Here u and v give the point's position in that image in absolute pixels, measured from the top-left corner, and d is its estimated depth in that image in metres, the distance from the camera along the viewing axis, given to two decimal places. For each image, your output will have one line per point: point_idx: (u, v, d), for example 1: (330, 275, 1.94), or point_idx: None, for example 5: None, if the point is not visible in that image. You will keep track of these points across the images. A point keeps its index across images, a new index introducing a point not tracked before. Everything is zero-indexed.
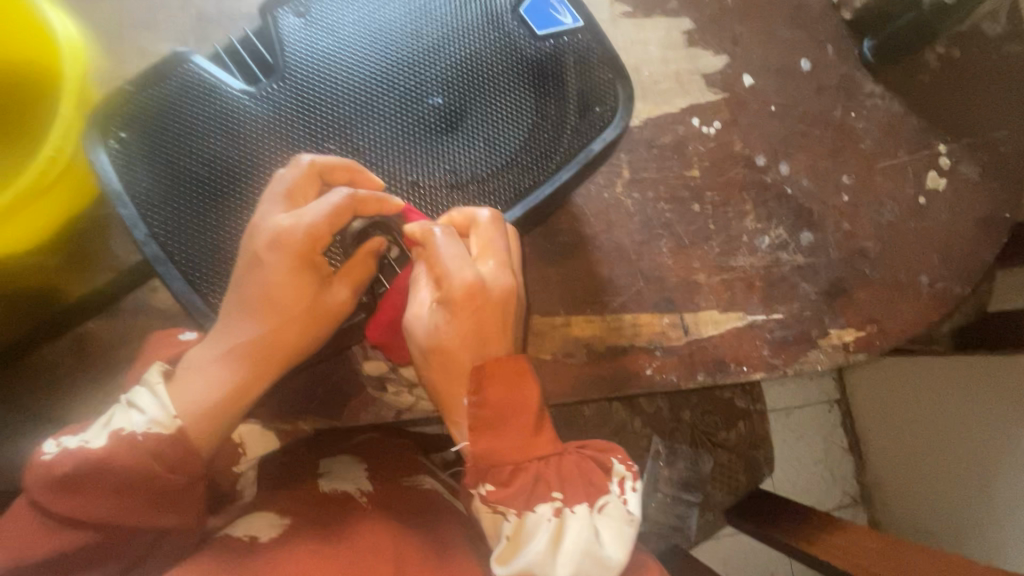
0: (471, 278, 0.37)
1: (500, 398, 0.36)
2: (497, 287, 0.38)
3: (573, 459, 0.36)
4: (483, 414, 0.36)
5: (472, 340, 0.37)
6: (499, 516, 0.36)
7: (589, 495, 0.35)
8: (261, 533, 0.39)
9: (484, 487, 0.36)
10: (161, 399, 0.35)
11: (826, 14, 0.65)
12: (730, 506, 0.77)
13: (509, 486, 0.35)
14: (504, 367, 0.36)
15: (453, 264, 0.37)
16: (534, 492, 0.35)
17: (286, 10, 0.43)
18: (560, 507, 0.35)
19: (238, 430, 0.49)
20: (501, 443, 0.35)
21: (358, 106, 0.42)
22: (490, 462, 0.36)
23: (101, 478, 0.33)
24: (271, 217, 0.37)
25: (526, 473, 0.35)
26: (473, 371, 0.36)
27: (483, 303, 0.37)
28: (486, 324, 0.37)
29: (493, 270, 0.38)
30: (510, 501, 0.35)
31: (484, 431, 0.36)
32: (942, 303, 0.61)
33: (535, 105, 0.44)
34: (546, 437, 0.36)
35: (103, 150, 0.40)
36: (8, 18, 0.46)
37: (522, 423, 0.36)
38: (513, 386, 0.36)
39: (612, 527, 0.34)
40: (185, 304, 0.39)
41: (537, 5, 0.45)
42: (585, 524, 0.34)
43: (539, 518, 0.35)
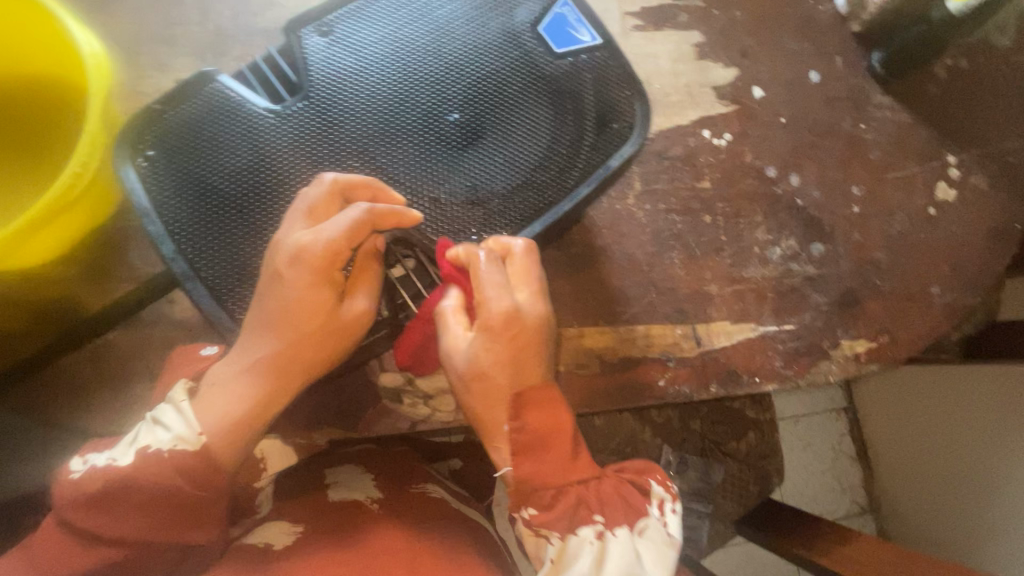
0: (508, 305, 0.38)
1: (538, 422, 0.38)
2: (532, 313, 0.39)
3: (612, 481, 0.39)
4: (523, 437, 0.39)
5: (511, 367, 0.38)
6: (541, 540, 0.38)
7: (629, 517, 0.37)
8: (276, 540, 0.40)
9: (526, 510, 0.38)
10: (186, 417, 0.36)
11: (834, 26, 0.66)
12: (740, 518, 0.77)
13: (552, 509, 0.38)
14: (540, 393, 0.39)
15: (492, 292, 0.38)
16: (577, 516, 0.37)
17: (310, 30, 0.44)
18: (602, 530, 0.36)
19: (260, 446, 0.48)
20: (544, 467, 0.38)
21: (381, 123, 0.43)
22: (532, 486, 0.38)
23: (131, 494, 0.34)
24: (293, 233, 0.37)
25: (568, 497, 0.38)
26: (514, 396, 0.38)
27: (521, 330, 0.38)
28: (524, 349, 0.39)
29: (528, 298, 0.40)
30: (553, 523, 0.37)
31: (524, 456, 0.38)
32: (954, 314, 0.61)
33: (553, 122, 0.44)
34: (584, 461, 0.39)
35: (131, 168, 0.41)
36: (33, 36, 0.47)
37: (560, 448, 0.39)
38: (548, 410, 0.39)
39: (653, 549, 0.36)
40: (211, 320, 0.40)
41: (555, 24, 0.46)
42: (628, 546, 0.36)
43: (582, 541, 0.36)
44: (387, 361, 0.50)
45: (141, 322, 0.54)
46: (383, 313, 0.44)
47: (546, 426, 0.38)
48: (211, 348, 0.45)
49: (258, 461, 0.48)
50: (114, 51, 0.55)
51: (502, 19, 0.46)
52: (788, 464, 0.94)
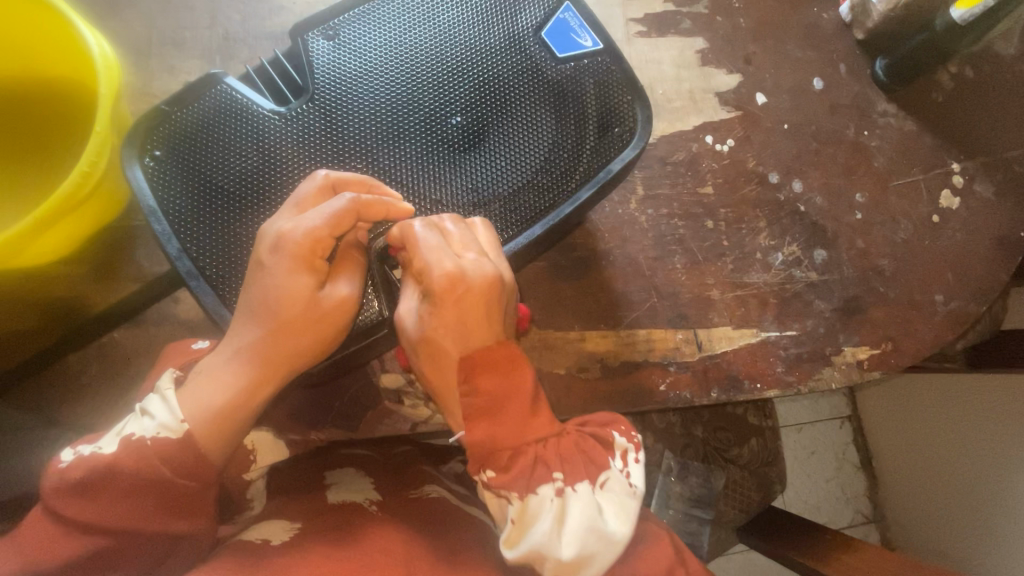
0: (450, 268, 0.37)
1: (492, 385, 0.36)
2: (478, 275, 0.38)
3: (574, 436, 0.38)
4: (478, 402, 0.36)
5: (456, 329, 0.37)
6: (503, 501, 0.37)
7: (590, 472, 0.36)
8: (274, 536, 0.39)
9: (485, 473, 0.37)
10: (171, 405, 0.36)
11: (838, 34, 0.66)
12: (742, 526, 0.77)
13: (509, 471, 0.36)
14: (494, 355, 0.37)
15: (432, 256, 0.38)
16: (535, 475, 0.36)
17: (316, 34, 0.45)
18: (561, 487, 0.35)
19: (250, 438, 0.50)
20: (499, 429, 0.36)
21: (383, 126, 0.43)
22: (487, 449, 0.36)
23: (115, 485, 0.34)
24: (275, 223, 0.38)
25: (526, 456, 0.36)
26: (460, 360, 0.37)
27: (466, 292, 0.37)
28: (472, 312, 0.37)
29: (475, 260, 0.38)
30: (511, 485, 0.36)
31: (481, 420, 0.36)
32: (958, 322, 0.60)
33: (555, 125, 0.45)
34: (544, 420, 0.37)
35: (137, 167, 0.41)
36: (45, 38, 0.48)
37: (519, 406, 0.37)
38: (502, 371, 0.37)
39: (614, 501, 0.36)
40: (215, 319, 0.40)
41: (557, 30, 0.47)
42: (588, 501, 0.35)
43: (542, 500, 0.35)
44: (389, 363, 0.52)
45: (147, 322, 0.55)
46: (385, 314, 0.42)
47: (501, 390, 0.36)
48: (202, 343, 0.45)
49: (248, 452, 0.49)
50: (124, 53, 0.56)
51: (505, 24, 0.46)
52: (791, 472, 0.94)
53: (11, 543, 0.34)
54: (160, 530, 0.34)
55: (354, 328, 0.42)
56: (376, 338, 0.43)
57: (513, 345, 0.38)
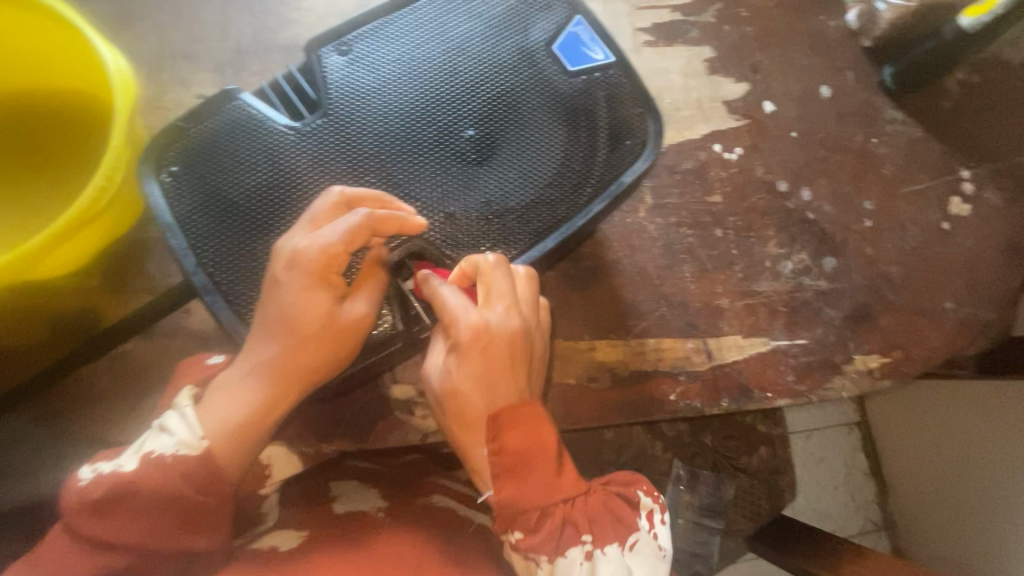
0: (476, 321, 0.39)
1: (519, 442, 0.36)
2: (503, 329, 0.39)
3: (600, 495, 0.37)
4: (504, 461, 0.36)
5: (482, 385, 0.38)
6: (531, 564, 0.36)
7: (619, 533, 0.35)
8: (281, 543, 0.40)
9: (513, 534, 0.36)
10: (189, 422, 0.36)
11: (845, 41, 0.66)
12: (751, 534, 0.76)
13: (538, 532, 0.35)
14: (520, 413, 0.37)
15: (459, 310, 0.39)
16: (564, 537, 0.35)
17: (330, 49, 0.45)
18: (590, 549, 0.35)
19: (265, 452, 0.48)
20: (526, 489, 0.36)
21: (396, 141, 0.44)
22: (515, 509, 0.36)
23: (136, 499, 0.34)
24: (290, 240, 0.38)
25: (553, 517, 0.36)
26: (486, 417, 0.37)
27: (490, 345, 0.38)
28: (496, 365, 0.38)
29: (501, 314, 0.39)
30: (540, 548, 0.35)
31: (508, 480, 0.36)
32: (969, 329, 0.60)
33: (566, 138, 0.45)
34: (570, 478, 0.37)
35: (154, 183, 0.41)
36: (62, 53, 0.49)
37: (545, 463, 0.36)
38: (528, 429, 0.37)
39: (645, 564, 0.35)
40: (229, 332, 0.41)
41: (568, 43, 0.47)
42: (618, 565, 0.34)
43: (571, 563, 0.34)
44: (400, 374, 0.52)
45: (160, 333, 0.55)
46: (397, 327, 0.43)
47: (526, 445, 0.36)
48: (218, 356, 0.45)
49: (263, 467, 0.48)
50: (138, 67, 0.57)
51: (516, 38, 0.47)
52: (800, 479, 0.93)
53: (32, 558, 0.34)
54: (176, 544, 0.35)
55: (368, 341, 0.43)
56: (388, 353, 0.44)
57: (538, 404, 0.38)
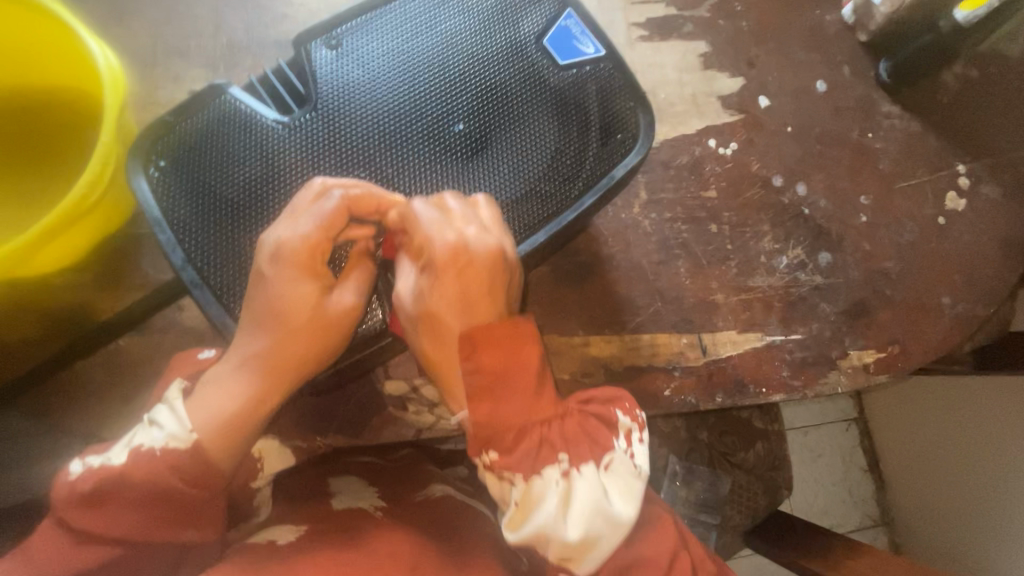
0: (452, 240, 0.38)
1: (495, 361, 0.36)
2: (481, 249, 0.38)
3: (577, 417, 0.37)
4: (481, 380, 0.36)
5: (458, 304, 0.37)
6: (506, 484, 0.36)
7: (594, 453, 0.36)
8: (279, 537, 0.40)
9: (488, 455, 0.36)
10: (179, 414, 0.36)
11: (841, 36, 0.66)
12: (749, 530, 0.77)
13: (514, 452, 0.36)
14: (497, 332, 0.36)
15: (434, 230, 0.38)
16: (540, 456, 0.36)
17: (319, 43, 0.45)
18: (567, 469, 0.35)
19: (256, 446, 0.48)
20: (502, 408, 0.36)
21: (386, 135, 0.43)
22: (491, 429, 0.36)
23: (126, 493, 0.34)
24: (273, 232, 0.38)
25: (531, 437, 0.36)
26: (462, 335, 0.36)
27: (467, 264, 0.38)
28: (473, 286, 0.37)
29: (479, 234, 0.38)
30: (516, 466, 0.35)
31: (484, 399, 0.36)
32: (966, 325, 0.60)
33: (557, 132, 0.45)
34: (549, 398, 0.37)
35: (142, 178, 0.41)
36: (52, 48, 0.48)
37: (522, 384, 0.36)
38: (505, 350, 0.36)
39: (620, 483, 0.35)
40: (219, 328, 0.40)
41: (560, 37, 0.47)
42: (593, 483, 0.35)
43: (546, 482, 0.35)
44: (392, 369, 0.52)
45: (153, 329, 0.55)
46: (387, 321, 0.42)
47: (504, 365, 0.36)
48: (209, 351, 0.45)
49: (255, 459, 0.48)
50: (129, 62, 0.57)
51: (507, 32, 0.46)
52: (797, 475, 0.93)
53: (23, 552, 0.34)
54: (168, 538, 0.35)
55: (358, 336, 0.42)
56: (379, 346, 0.43)
57: (517, 321, 0.37)
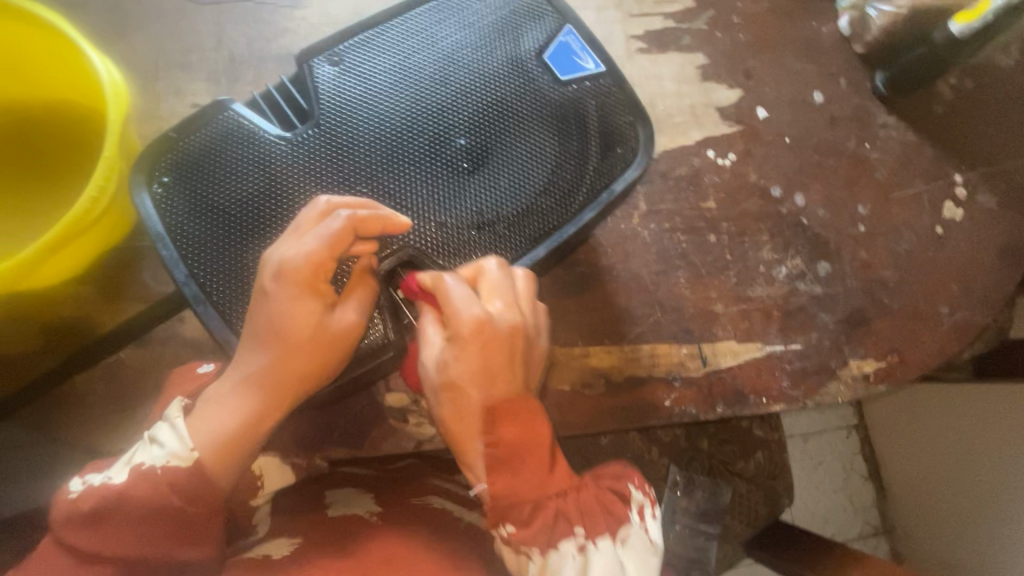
0: (478, 314, 0.38)
1: (513, 436, 0.37)
2: (505, 323, 0.38)
3: (593, 489, 0.38)
4: (500, 453, 0.37)
5: (481, 378, 0.37)
6: (522, 558, 0.37)
7: (610, 526, 0.37)
8: (273, 551, 0.40)
9: (505, 528, 0.37)
10: (179, 432, 0.36)
11: (837, 47, 0.66)
12: (750, 540, 0.77)
13: (530, 526, 0.36)
14: (515, 407, 0.38)
15: (462, 303, 0.38)
16: (556, 530, 0.36)
17: (321, 60, 0.45)
18: (583, 542, 0.36)
19: (257, 462, 0.49)
20: (519, 481, 0.37)
21: (387, 150, 0.44)
22: (508, 501, 0.37)
23: (126, 511, 0.34)
24: (277, 250, 0.38)
25: (546, 511, 0.36)
26: (485, 411, 0.37)
27: (491, 339, 0.37)
28: (496, 360, 0.37)
29: (503, 309, 0.38)
30: (532, 540, 0.36)
31: (502, 472, 0.37)
32: (964, 334, 0.60)
33: (557, 147, 0.45)
34: (562, 472, 0.38)
35: (146, 194, 0.42)
36: (55, 62, 0.49)
37: (539, 462, 0.37)
38: (525, 425, 0.38)
39: (635, 558, 0.36)
40: (221, 343, 0.41)
41: (559, 53, 0.47)
42: (610, 558, 0.35)
43: (563, 556, 0.35)
44: (393, 382, 0.52)
45: (154, 341, 0.55)
46: (389, 336, 0.43)
47: (522, 441, 0.37)
48: (209, 366, 0.45)
49: (255, 477, 0.48)
50: (132, 76, 0.57)
51: (507, 48, 0.47)
52: (798, 483, 0.93)
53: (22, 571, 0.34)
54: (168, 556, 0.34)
55: (359, 350, 0.43)
56: (383, 360, 0.43)
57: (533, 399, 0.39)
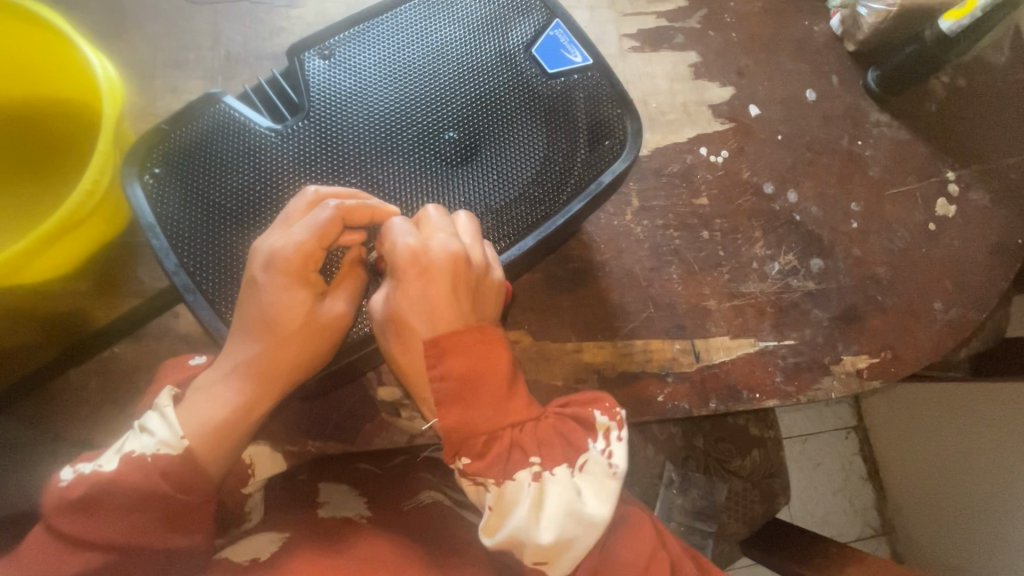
0: (414, 244, 0.38)
1: (462, 367, 0.36)
2: (443, 253, 0.38)
3: (552, 420, 0.38)
4: (450, 385, 0.36)
5: (420, 306, 0.37)
6: (481, 488, 0.37)
7: (567, 456, 0.37)
8: (260, 553, 0.39)
9: (461, 461, 0.37)
10: (170, 422, 0.36)
11: (830, 46, 0.67)
12: (746, 539, 0.76)
13: (484, 458, 0.36)
14: (464, 338, 0.36)
15: (398, 235, 0.38)
16: (511, 460, 0.36)
17: (312, 53, 0.46)
18: (539, 472, 0.36)
19: (249, 452, 0.48)
20: (472, 413, 0.36)
21: (377, 142, 0.44)
22: (462, 435, 0.36)
23: (114, 499, 0.34)
24: (267, 241, 0.38)
25: (501, 441, 0.36)
26: (430, 340, 0.36)
27: (430, 268, 0.38)
28: (437, 285, 0.37)
29: (442, 240, 0.38)
30: (486, 471, 0.36)
31: (453, 405, 0.36)
32: (958, 330, 0.60)
33: (545, 139, 0.46)
34: (521, 403, 0.37)
35: (137, 184, 0.42)
36: (50, 58, 0.49)
37: (493, 389, 0.36)
38: (474, 355, 0.36)
39: (593, 483, 0.37)
40: (211, 332, 0.41)
41: (548, 46, 0.48)
42: (566, 484, 0.36)
43: (520, 485, 0.36)
44: (385, 376, 0.52)
45: (148, 336, 0.56)
46: None
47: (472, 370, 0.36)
48: (200, 357, 0.46)
49: (246, 466, 0.48)
50: (128, 75, 0.58)
51: (496, 42, 0.47)
52: (796, 484, 0.93)
53: (10, 558, 0.34)
54: (159, 544, 0.35)
55: (347, 340, 0.43)
56: (372, 350, 0.44)
57: (486, 326, 0.37)
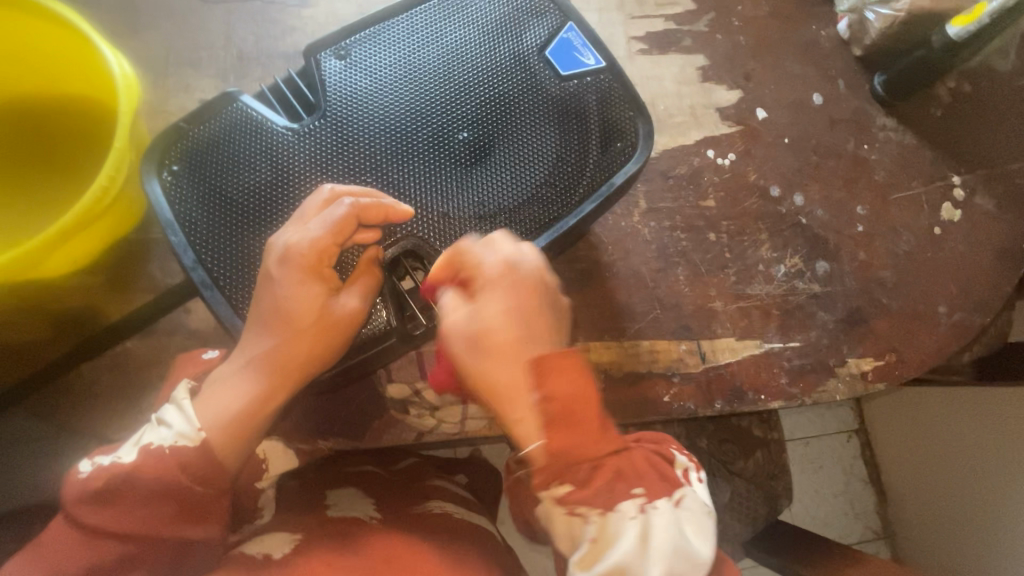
0: (504, 257, 0.41)
1: (566, 390, 0.39)
2: (530, 267, 0.41)
3: (640, 451, 0.40)
4: (553, 408, 0.38)
5: (518, 321, 0.40)
6: (576, 520, 0.38)
7: (666, 489, 0.38)
8: (274, 550, 0.40)
9: (562, 488, 0.38)
10: (187, 414, 0.37)
11: (836, 50, 0.67)
12: (750, 539, 0.76)
13: (589, 485, 0.38)
14: (562, 362, 0.40)
15: (486, 248, 0.41)
16: (615, 490, 0.38)
17: (328, 54, 0.46)
18: (643, 504, 0.37)
19: (262, 447, 0.50)
20: (580, 441, 0.38)
21: (390, 142, 0.45)
22: (568, 460, 0.38)
23: (132, 490, 0.35)
24: (283, 236, 0.39)
25: (606, 470, 0.38)
26: (533, 360, 0.39)
27: (519, 280, 0.41)
28: (527, 301, 0.41)
29: (527, 253, 0.42)
30: (592, 501, 0.37)
31: (559, 426, 0.38)
32: (962, 334, 0.61)
33: (558, 141, 0.46)
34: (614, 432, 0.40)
35: (155, 181, 0.43)
36: (67, 55, 0.50)
37: (591, 414, 0.39)
38: (574, 379, 0.39)
39: (693, 519, 0.38)
40: (227, 327, 0.42)
41: (561, 49, 0.48)
42: (670, 518, 0.37)
43: (624, 517, 0.37)
44: (396, 372, 0.51)
45: (160, 332, 0.56)
46: (392, 323, 0.43)
47: (574, 394, 0.39)
48: (213, 353, 0.46)
49: (259, 460, 0.49)
50: (143, 73, 0.59)
51: (510, 44, 0.48)
52: (797, 486, 0.93)
53: (33, 547, 0.35)
54: (177, 534, 0.35)
55: (360, 336, 0.43)
56: (386, 346, 0.44)
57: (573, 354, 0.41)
